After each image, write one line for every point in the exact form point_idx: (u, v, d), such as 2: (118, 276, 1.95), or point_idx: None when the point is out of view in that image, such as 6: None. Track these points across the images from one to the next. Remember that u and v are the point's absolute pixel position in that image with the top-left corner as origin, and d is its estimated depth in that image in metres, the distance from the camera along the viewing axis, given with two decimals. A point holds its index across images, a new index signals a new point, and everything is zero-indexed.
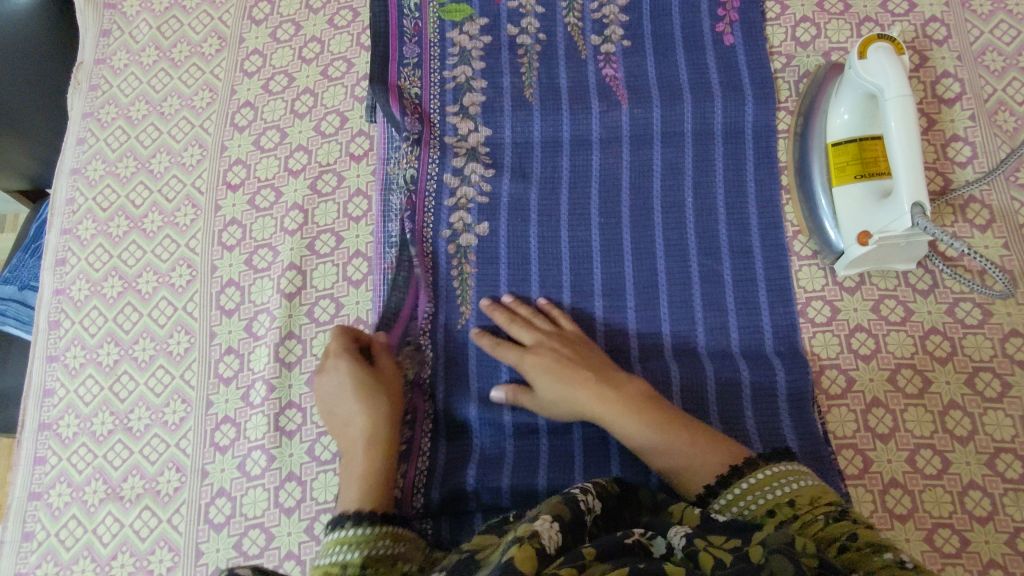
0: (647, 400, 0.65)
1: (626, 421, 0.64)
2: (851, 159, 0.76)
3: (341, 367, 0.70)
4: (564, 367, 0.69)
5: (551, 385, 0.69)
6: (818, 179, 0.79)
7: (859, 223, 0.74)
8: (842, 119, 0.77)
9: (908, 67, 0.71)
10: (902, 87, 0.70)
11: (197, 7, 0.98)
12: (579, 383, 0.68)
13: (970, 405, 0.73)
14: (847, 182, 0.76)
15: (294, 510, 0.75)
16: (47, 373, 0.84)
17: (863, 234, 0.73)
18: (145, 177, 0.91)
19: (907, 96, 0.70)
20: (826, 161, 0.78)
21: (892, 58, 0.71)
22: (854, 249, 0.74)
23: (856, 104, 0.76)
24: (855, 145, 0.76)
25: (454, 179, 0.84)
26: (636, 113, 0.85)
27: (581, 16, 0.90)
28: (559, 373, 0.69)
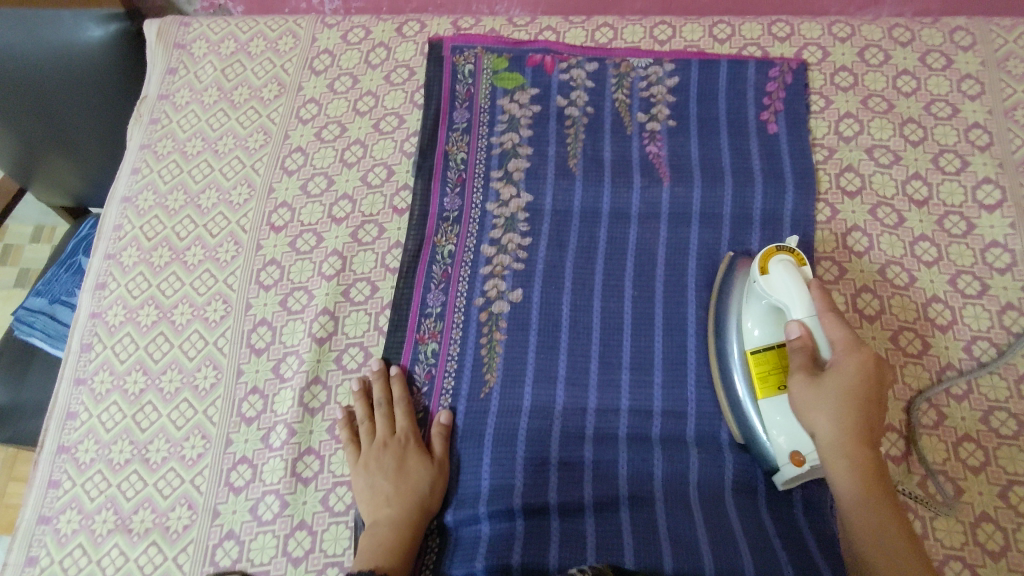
0: (871, 501, 0.60)
1: (854, 499, 0.60)
2: (774, 369, 0.71)
3: (399, 429, 0.77)
4: (849, 408, 0.62)
5: (823, 397, 0.63)
6: (743, 392, 0.73)
7: (788, 441, 0.68)
8: (752, 332, 0.73)
9: (813, 284, 0.69)
10: (811, 312, 0.67)
11: (261, 54, 1.03)
12: (846, 433, 0.62)
13: (1003, 520, 0.70)
14: (770, 396, 0.70)
15: (302, 560, 0.74)
16: (72, 395, 0.85)
17: (795, 454, 0.68)
18: (192, 212, 0.94)
19: (814, 321, 0.66)
20: (748, 369, 0.73)
21: (792, 273, 0.69)
22: (787, 467, 0.69)
23: (763, 318, 0.72)
24: (773, 358, 0.71)
25: (491, 250, 0.86)
26: (677, 192, 0.87)
27: (629, 93, 0.93)
28: (826, 404, 0.63)
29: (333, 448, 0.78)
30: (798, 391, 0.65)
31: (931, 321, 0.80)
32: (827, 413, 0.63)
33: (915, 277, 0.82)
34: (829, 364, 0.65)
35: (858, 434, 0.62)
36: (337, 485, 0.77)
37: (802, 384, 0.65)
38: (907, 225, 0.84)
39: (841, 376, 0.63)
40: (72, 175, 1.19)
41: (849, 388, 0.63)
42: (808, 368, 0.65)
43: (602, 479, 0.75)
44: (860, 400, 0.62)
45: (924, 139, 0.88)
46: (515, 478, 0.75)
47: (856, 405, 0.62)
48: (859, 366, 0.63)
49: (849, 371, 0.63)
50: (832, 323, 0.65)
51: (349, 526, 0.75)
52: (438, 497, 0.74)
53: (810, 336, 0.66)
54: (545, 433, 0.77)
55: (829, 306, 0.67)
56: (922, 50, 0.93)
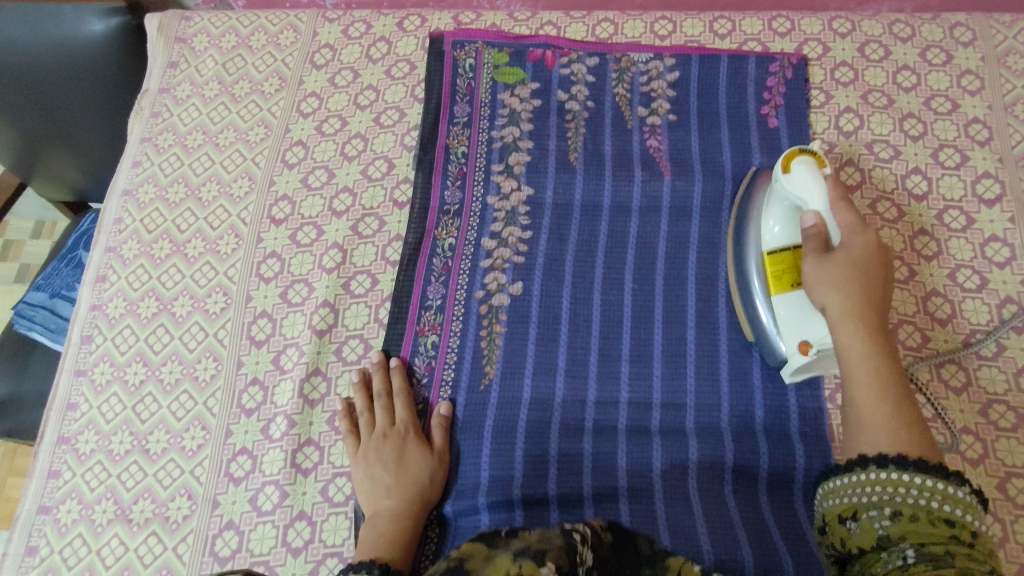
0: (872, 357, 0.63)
1: (855, 355, 0.63)
2: (789, 268, 0.73)
3: (399, 419, 0.77)
4: (856, 282, 0.66)
5: (833, 272, 0.67)
6: (756, 292, 0.76)
7: (795, 333, 0.72)
8: (772, 231, 0.75)
9: (832, 181, 0.71)
10: (828, 206, 0.69)
11: (262, 48, 1.03)
12: (853, 302, 0.65)
13: (1001, 512, 0.70)
14: (784, 291, 0.73)
15: (301, 551, 0.74)
16: (72, 387, 0.85)
17: (803, 344, 0.71)
18: (193, 205, 0.94)
19: (828, 213, 0.69)
20: (763, 271, 0.75)
21: (813, 172, 0.70)
22: (793, 360, 0.72)
23: (783, 217, 0.74)
24: (788, 255, 0.74)
25: (491, 243, 0.86)
26: (677, 185, 0.87)
27: (630, 87, 0.93)
28: (835, 280, 0.67)
29: (332, 439, 0.79)
30: (810, 271, 0.69)
31: (930, 315, 0.80)
32: (838, 287, 0.66)
33: (914, 271, 0.82)
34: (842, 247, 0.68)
35: (865, 302, 0.66)
36: (337, 475, 0.77)
37: (814, 266, 0.69)
38: (907, 220, 0.84)
39: (852, 254, 0.67)
40: (73, 169, 1.19)
41: (860, 268, 0.67)
42: (819, 251, 0.69)
43: (601, 470, 0.75)
44: (866, 276, 0.67)
45: (923, 134, 0.88)
46: (515, 470, 0.75)
47: (863, 279, 0.67)
48: (865, 247, 0.68)
49: (859, 251, 0.67)
50: (843, 213, 0.69)
51: (348, 517, 0.75)
52: (438, 488, 0.75)
53: (824, 226, 0.69)
54: (545, 424, 0.77)
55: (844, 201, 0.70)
56: (923, 46, 0.93)
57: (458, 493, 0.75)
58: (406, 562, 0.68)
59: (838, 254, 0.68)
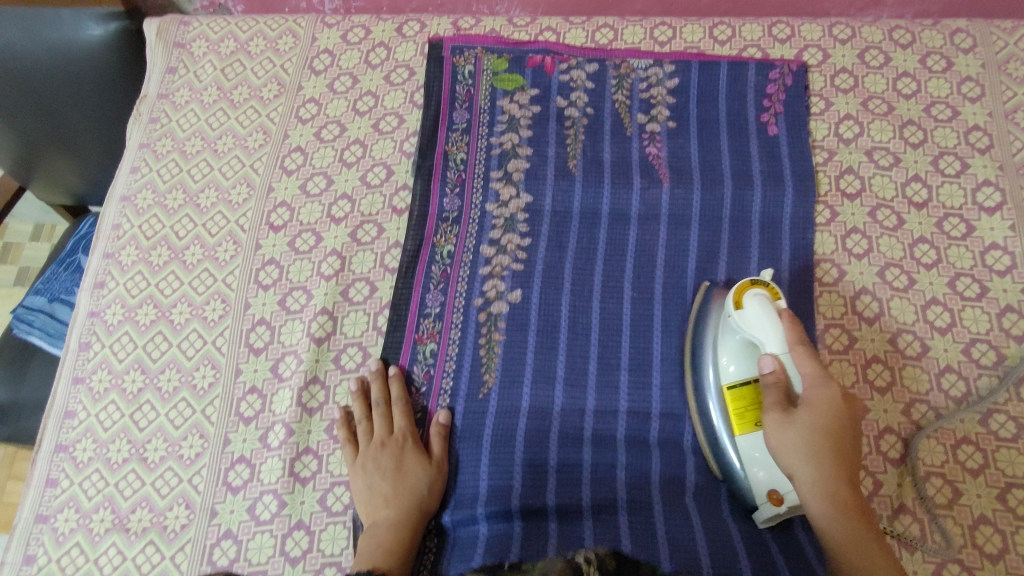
0: (855, 540, 0.60)
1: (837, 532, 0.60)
2: (751, 405, 0.69)
3: (398, 428, 0.77)
4: (823, 444, 0.62)
5: (797, 433, 0.63)
6: (719, 429, 0.71)
7: (764, 481, 0.67)
8: (728, 368, 0.71)
9: (788, 318, 0.68)
10: (785, 348, 0.66)
11: (261, 53, 1.03)
12: (823, 469, 0.61)
13: (1001, 522, 0.70)
14: (747, 431, 0.69)
15: (299, 560, 0.73)
16: (70, 394, 0.85)
17: (772, 493, 0.67)
18: (191, 211, 0.93)
19: (786, 356, 0.66)
20: (724, 406, 0.71)
21: (766, 309, 0.68)
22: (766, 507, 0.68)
23: (738, 354, 0.71)
24: (749, 394, 0.69)
25: (490, 250, 0.86)
26: (676, 193, 0.86)
27: (629, 94, 0.93)
28: (800, 440, 0.63)
29: (331, 448, 0.78)
30: (772, 429, 0.65)
31: (930, 323, 0.79)
32: (803, 451, 0.62)
33: (914, 279, 0.82)
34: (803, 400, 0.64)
35: (835, 468, 0.62)
36: (335, 484, 0.77)
37: (776, 424, 0.65)
38: (907, 227, 0.84)
39: (813, 408, 0.63)
40: (72, 173, 1.19)
41: (823, 424, 0.63)
42: (780, 404, 0.65)
43: (600, 482, 0.74)
44: (833, 433, 0.63)
45: (924, 141, 0.88)
46: (513, 479, 0.75)
47: (829, 437, 0.62)
48: (828, 399, 0.63)
49: (820, 404, 0.63)
50: (802, 356, 0.65)
51: (346, 526, 0.75)
52: (436, 498, 0.74)
53: (782, 371, 0.66)
54: (543, 433, 0.77)
55: (802, 342, 0.66)
56: (923, 52, 0.93)
57: (457, 504, 0.75)
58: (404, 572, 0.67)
59: (801, 411, 0.64)
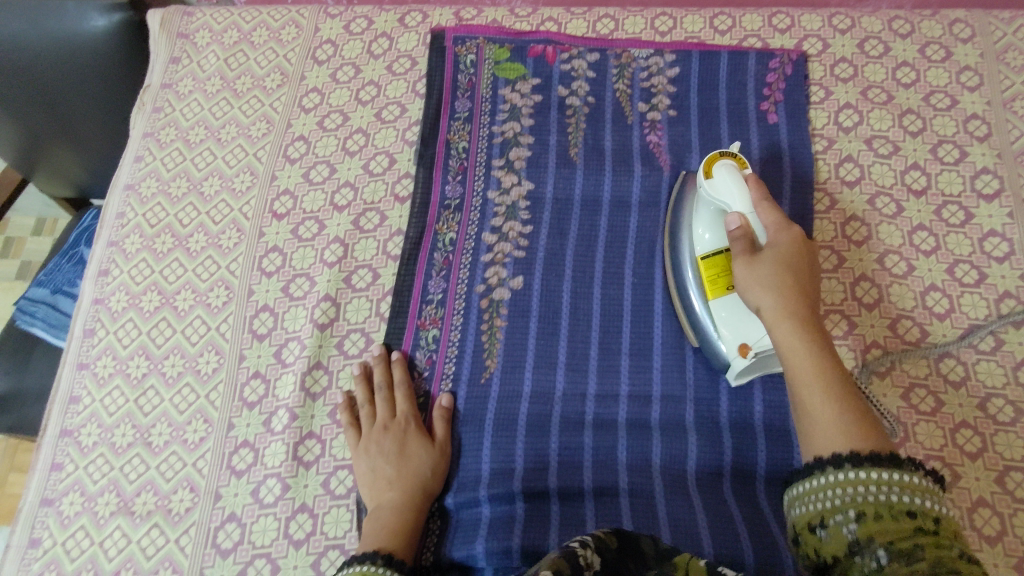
0: (811, 346, 0.59)
1: (795, 350, 0.60)
2: (722, 269, 0.73)
3: (400, 409, 0.78)
4: (787, 277, 0.64)
5: (762, 270, 0.65)
6: (697, 299, 0.76)
7: (736, 335, 0.71)
8: (703, 238, 0.76)
9: (753, 182, 0.72)
10: (750, 206, 0.70)
11: (264, 44, 1.03)
12: (785, 298, 0.63)
13: (999, 505, 0.71)
14: (720, 294, 0.73)
15: (303, 543, 0.74)
16: (75, 380, 0.85)
17: (742, 346, 0.71)
18: (195, 200, 0.94)
19: (751, 213, 0.70)
20: (699, 276, 0.76)
21: (733, 174, 0.72)
22: (737, 361, 0.72)
23: (712, 223, 0.75)
24: (720, 259, 0.73)
25: (492, 237, 0.86)
26: (677, 180, 0.87)
27: (630, 83, 0.93)
28: (765, 275, 0.65)
29: (334, 432, 0.79)
30: (740, 269, 0.67)
31: (928, 309, 0.80)
32: (766, 287, 0.64)
33: (912, 266, 0.82)
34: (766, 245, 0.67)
35: (795, 298, 0.63)
36: (338, 468, 0.77)
37: (744, 267, 0.67)
38: (905, 215, 0.85)
39: (777, 250, 0.66)
40: (76, 164, 1.19)
41: (785, 265, 0.65)
42: (746, 251, 0.68)
43: (602, 466, 0.75)
44: (795, 269, 0.65)
45: (923, 130, 0.89)
46: (516, 463, 0.75)
47: (791, 273, 0.64)
48: (789, 243, 0.66)
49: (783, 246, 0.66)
50: (765, 210, 0.69)
51: (349, 509, 0.75)
52: (439, 480, 0.75)
53: (748, 225, 0.69)
54: (545, 417, 0.77)
55: (767, 199, 0.70)
56: (922, 42, 0.94)
57: (460, 486, 0.75)
58: (408, 551, 0.68)
59: (766, 253, 0.66)
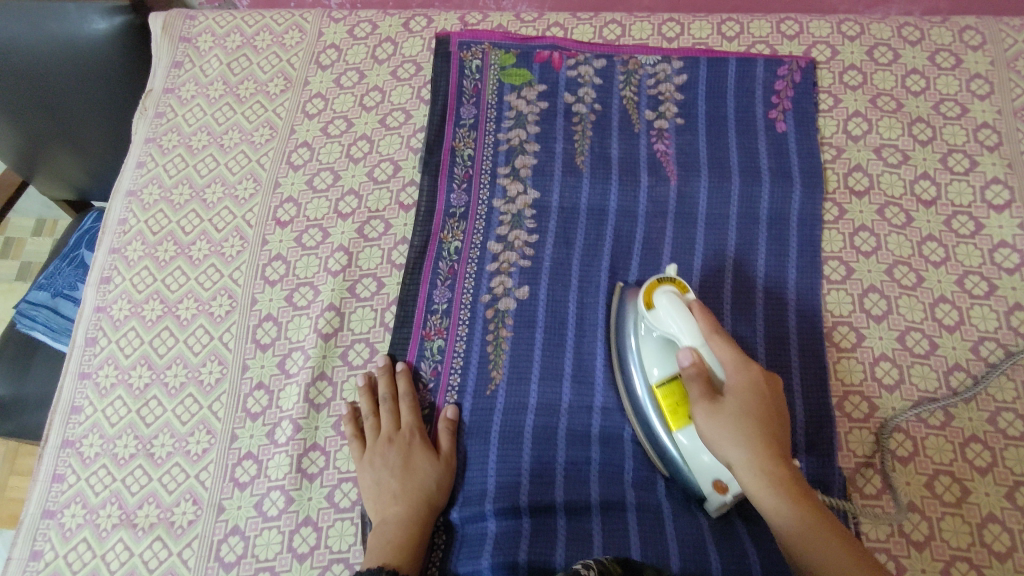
0: (799, 504, 0.58)
1: (783, 515, 0.58)
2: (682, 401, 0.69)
3: (406, 423, 0.77)
4: (753, 426, 0.62)
5: (726, 423, 0.62)
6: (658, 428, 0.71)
7: (707, 473, 0.67)
8: (656, 369, 0.71)
9: (698, 309, 0.69)
10: (702, 340, 0.67)
11: (267, 48, 1.02)
12: (756, 451, 0.61)
13: (1010, 521, 0.70)
14: (683, 425, 0.68)
15: (307, 556, 0.73)
16: (77, 389, 0.85)
17: (717, 484, 0.67)
18: (197, 206, 0.93)
19: (704, 347, 0.67)
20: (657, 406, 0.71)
21: (675, 304, 0.69)
22: (713, 497, 0.68)
23: (661, 353, 0.71)
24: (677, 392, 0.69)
25: (497, 246, 0.85)
26: (684, 190, 0.86)
27: (638, 90, 0.92)
28: (732, 428, 0.62)
29: (338, 444, 0.78)
30: (702, 421, 0.64)
31: (938, 321, 0.79)
32: (738, 438, 0.61)
33: (922, 277, 0.81)
34: (727, 388, 0.65)
35: (766, 446, 0.61)
36: (342, 481, 0.76)
37: (708, 415, 0.64)
38: (915, 225, 0.84)
39: (738, 393, 0.64)
40: (75, 167, 1.18)
41: (749, 411, 0.63)
42: (707, 396, 0.64)
43: (608, 480, 0.74)
44: (757, 413, 0.63)
45: (932, 138, 0.88)
46: (521, 476, 0.75)
47: (755, 419, 0.62)
48: (749, 382, 0.64)
49: (742, 389, 0.64)
50: (719, 345, 0.66)
51: (354, 523, 0.74)
52: (445, 494, 0.74)
53: (702, 361, 0.66)
54: (551, 430, 0.77)
55: (715, 330, 0.68)
56: (932, 49, 0.93)
57: (466, 500, 0.75)
58: (413, 565, 0.67)
59: (728, 401, 0.64)
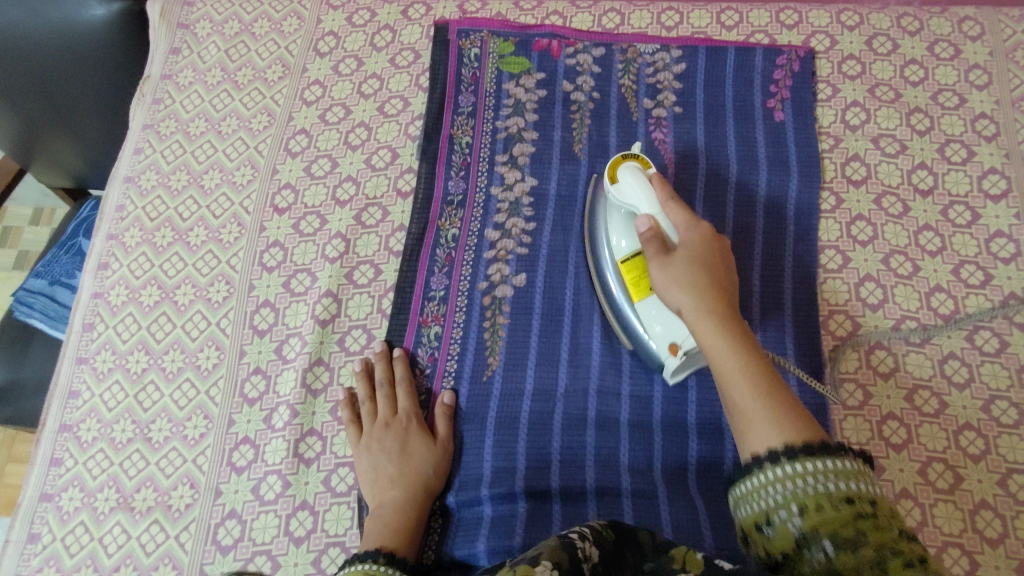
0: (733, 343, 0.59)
1: (719, 354, 0.59)
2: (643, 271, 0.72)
3: (401, 407, 0.77)
4: (702, 277, 0.64)
5: (677, 273, 0.65)
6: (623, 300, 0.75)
7: (665, 336, 0.71)
8: (621, 243, 0.74)
9: (658, 183, 0.72)
10: (659, 208, 0.70)
11: (266, 35, 1.02)
12: (702, 298, 0.63)
13: (1002, 507, 0.71)
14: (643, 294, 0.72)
15: (304, 540, 0.74)
16: (75, 374, 0.85)
17: (672, 346, 0.70)
18: (195, 193, 0.93)
19: (660, 215, 0.70)
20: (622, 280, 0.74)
21: (637, 180, 0.72)
22: (669, 361, 0.71)
23: (625, 229, 0.74)
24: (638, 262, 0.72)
25: (495, 234, 0.85)
26: (681, 179, 0.86)
27: (636, 79, 0.92)
28: (681, 278, 0.64)
29: (335, 429, 0.79)
30: (657, 274, 0.67)
31: (933, 310, 0.80)
32: (686, 287, 0.64)
33: (918, 267, 0.82)
34: (680, 247, 0.67)
35: (711, 296, 0.63)
36: (339, 466, 0.77)
37: (661, 271, 0.66)
38: (912, 215, 0.84)
39: (690, 250, 0.66)
40: (71, 153, 1.18)
41: (698, 266, 0.65)
42: (660, 253, 0.67)
43: (603, 465, 0.74)
44: (708, 269, 0.65)
45: (930, 129, 0.88)
46: (517, 461, 0.75)
47: (704, 271, 0.65)
48: (699, 242, 0.67)
49: (695, 248, 0.66)
50: (673, 211, 0.69)
51: (350, 507, 0.75)
52: (441, 478, 0.74)
53: (658, 226, 0.69)
54: (548, 415, 0.77)
55: (673, 200, 0.70)
56: (931, 39, 0.93)
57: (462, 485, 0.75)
58: (411, 550, 0.67)
59: (680, 255, 0.66)
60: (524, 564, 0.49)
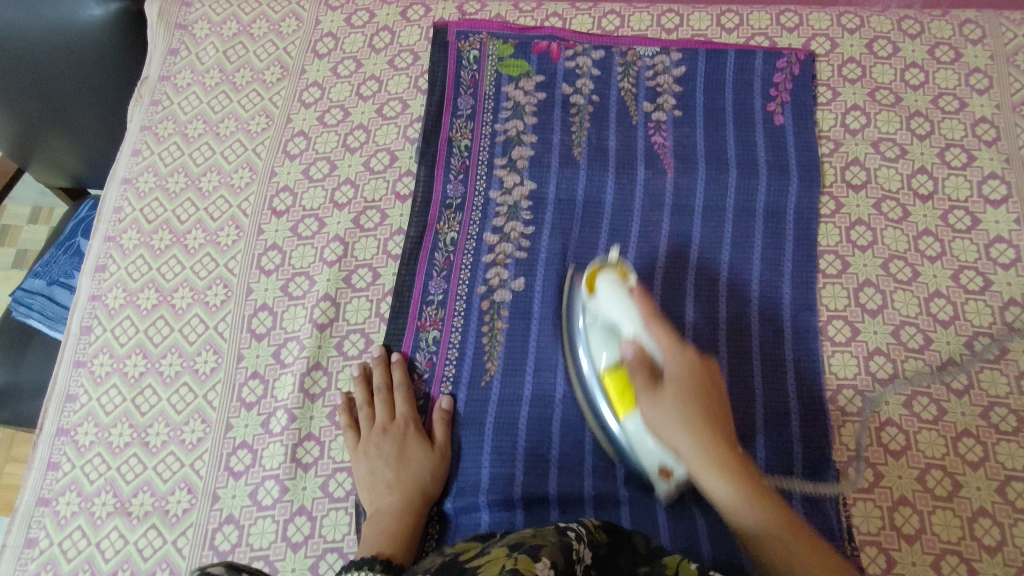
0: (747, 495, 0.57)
1: (737, 508, 0.57)
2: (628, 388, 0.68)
3: (399, 413, 0.77)
4: (695, 413, 0.60)
5: (668, 411, 0.60)
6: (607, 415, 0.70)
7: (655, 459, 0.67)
8: (601, 357, 0.70)
9: (637, 292, 0.68)
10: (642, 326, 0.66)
11: (264, 36, 1.02)
12: (703, 446, 0.59)
13: (1000, 515, 0.71)
14: (628, 411, 0.67)
15: (301, 545, 0.74)
16: (72, 377, 0.85)
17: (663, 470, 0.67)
18: (193, 195, 0.93)
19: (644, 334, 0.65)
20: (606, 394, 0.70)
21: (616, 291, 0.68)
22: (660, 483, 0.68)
23: (604, 341, 0.70)
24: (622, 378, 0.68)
25: (494, 238, 0.85)
26: (681, 183, 0.86)
27: (636, 82, 0.92)
28: (676, 421, 0.60)
29: (333, 434, 0.78)
30: (646, 410, 0.62)
31: (932, 316, 0.79)
32: (682, 428, 0.60)
33: (918, 272, 0.81)
34: (668, 376, 0.62)
35: (711, 436, 0.59)
36: (337, 471, 0.77)
37: (651, 409, 0.62)
38: (911, 219, 0.84)
39: (678, 380, 0.62)
40: (69, 154, 1.18)
41: (690, 399, 0.61)
42: (648, 386, 0.62)
43: (602, 472, 0.74)
44: (701, 396, 0.61)
45: (930, 133, 0.88)
46: (516, 467, 0.75)
47: (700, 403, 0.61)
48: (688, 366, 0.62)
49: (684, 375, 0.62)
50: (657, 329, 0.65)
51: (348, 513, 0.75)
52: (439, 484, 0.74)
53: (643, 350, 0.64)
54: (546, 421, 0.77)
55: (654, 315, 0.66)
56: (932, 42, 0.92)
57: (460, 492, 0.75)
58: (409, 556, 0.67)
59: (670, 388, 0.61)
60: (524, 554, 0.48)
